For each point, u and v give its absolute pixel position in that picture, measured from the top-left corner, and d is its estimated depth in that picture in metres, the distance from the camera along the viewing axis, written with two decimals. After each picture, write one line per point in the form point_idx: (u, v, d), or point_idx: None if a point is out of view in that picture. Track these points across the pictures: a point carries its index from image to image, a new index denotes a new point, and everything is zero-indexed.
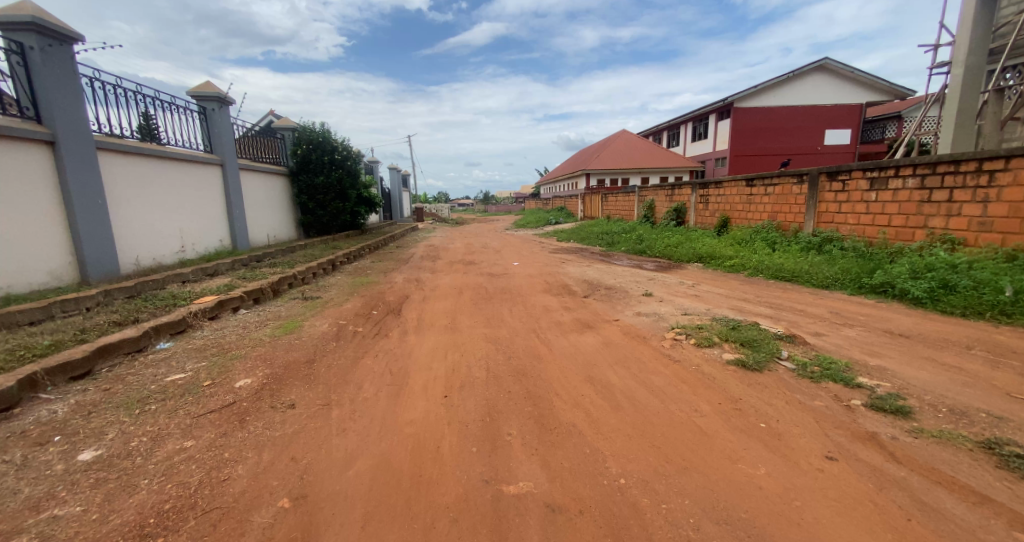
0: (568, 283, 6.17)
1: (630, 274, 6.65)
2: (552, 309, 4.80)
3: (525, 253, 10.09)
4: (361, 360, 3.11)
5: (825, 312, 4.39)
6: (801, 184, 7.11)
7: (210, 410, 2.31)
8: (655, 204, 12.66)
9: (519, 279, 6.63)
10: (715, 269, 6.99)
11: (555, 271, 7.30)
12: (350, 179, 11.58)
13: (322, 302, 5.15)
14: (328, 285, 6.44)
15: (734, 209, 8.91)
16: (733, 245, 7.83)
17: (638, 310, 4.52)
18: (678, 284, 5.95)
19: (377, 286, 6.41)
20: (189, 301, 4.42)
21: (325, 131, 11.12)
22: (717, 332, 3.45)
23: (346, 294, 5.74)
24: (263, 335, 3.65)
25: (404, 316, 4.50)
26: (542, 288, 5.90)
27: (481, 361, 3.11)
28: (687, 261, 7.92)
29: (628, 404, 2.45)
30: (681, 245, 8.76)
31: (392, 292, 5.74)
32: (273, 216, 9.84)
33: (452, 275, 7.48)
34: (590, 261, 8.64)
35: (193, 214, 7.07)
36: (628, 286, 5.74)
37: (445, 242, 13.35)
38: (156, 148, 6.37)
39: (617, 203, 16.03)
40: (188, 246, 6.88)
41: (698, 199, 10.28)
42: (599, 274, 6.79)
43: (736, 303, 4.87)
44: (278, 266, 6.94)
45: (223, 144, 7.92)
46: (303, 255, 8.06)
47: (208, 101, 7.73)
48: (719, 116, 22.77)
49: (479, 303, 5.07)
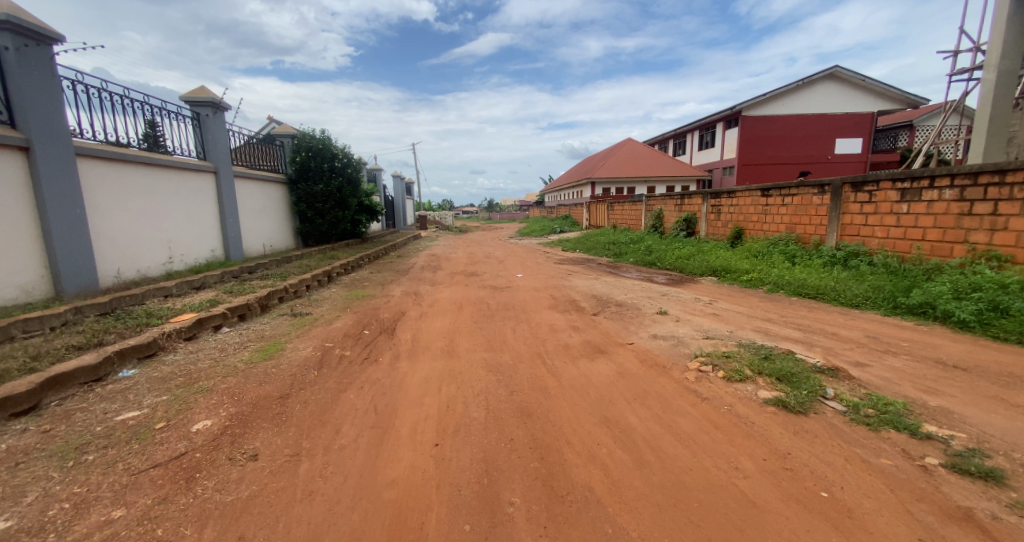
0: (576, 299, 5.78)
1: (641, 289, 6.26)
2: (558, 329, 4.41)
3: (530, 264, 9.72)
4: (343, 395, 2.73)
5: (862, 337, 3.98)
6: (822, 195, 6.71)
7: (154, 464, 1.95)
8: (664, 213, 12.27)
9: (524, 293, 6.25)
10: (731, 284, 6.58)
11: (562, 284, 6.91)
12: (350, 187, 11.29)
13: (312, 320, 4.78)
14: (321, 299, 6.08)
15: (749, 219, 8.52)
16: (750, 258, 7.43)
17: (654, 332, 4.12)
18: (694, 301, 5.54)
19: (372, 300, 6.05)
20: (165, 319, 4.07)
21: (325, 138, 10.85)
22: (748, 363, 3.04)
23: (339, 309, 5.38)
24: (238, 361, 3.28)
25: (398, 337, 4.12)
26: (548, 305, 5.51)
27: (480, 395, 2.72)
28: (700, 274, 7.51)
29: (654, 458, 2.05)
30: (693, 257, 8.35)
31: (387, 308, 5.37)
32: (270, 224, 9.54)
33: (453, 288, 7.11)
34: (598, 273, 8.26)
35: (183, 223, 6.76)
36: (640, 303, 5.34)
37: (447, 251, 13.02)
38: (145, 154, 6.08)
39: (624, 212, 15.67)
40: (176, 257, 6.56)
41: (710, 209, 9.89)
42: (608, 288, 6.40)
43: (760, 324, 4.46)
44: (270, 278, 6.60)
45: (217, 151, 7.64)
46: (299, 266, 7.74)
47: (202, 107, 7.46)
48: (727, 125, 22.43)
49: (480, 322, 4.68)
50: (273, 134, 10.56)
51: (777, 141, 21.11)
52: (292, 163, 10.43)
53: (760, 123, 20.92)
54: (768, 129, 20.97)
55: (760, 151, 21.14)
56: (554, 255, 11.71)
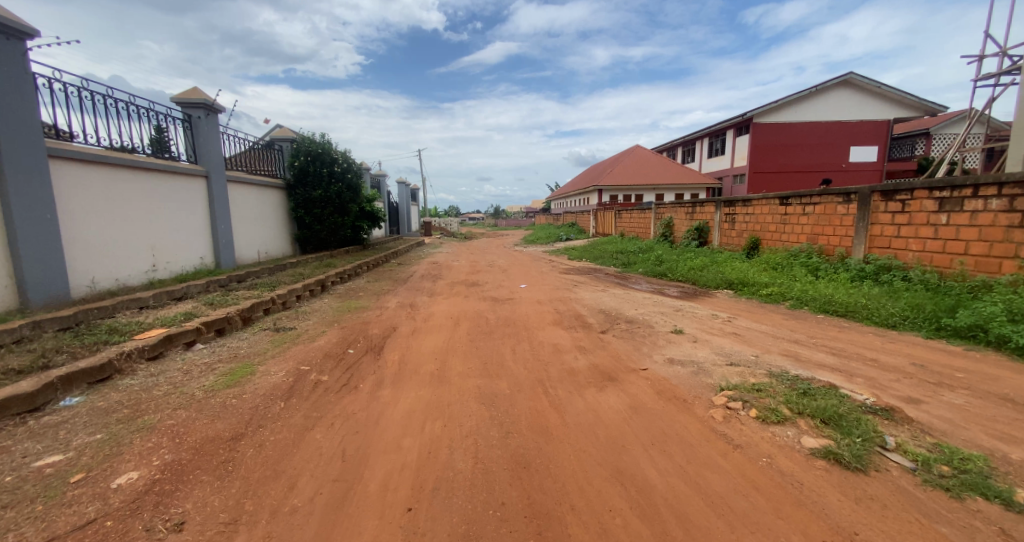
0: (583, 313, 5.36)
1: (653, 304, 5.82)
2: (563, 350, 3.98)
3: (534, 274, 9.30)
4: (308, 435, 2.32)
5: (906, 364, 3.54)
6: (847, 204, 6.26)
7: (51, 536, 1.54)
8: (674, 222, 11.84)
9: (526, 307, 5.84)
10: (750, 299, 6.14)
11: (568, 297, 6.48)
12: (350, 193, 10.97)
13: (293, 336, 4.39)
14: (310, 311, 5.70)
15: (766, 229, 8.06)
16: (768, 270, 6.97)
17: (670, 355, 3.69)
18: (711, 318, 5.08)
19: (364, 313, 5.67)
20: (129, 335, 3.69)
21: (325, 142, 10.56)
22: (785, 400, 2.60)
23: (326, 323, 5.00)
24: (198, 388, 2.87)
25: (384, 359, 3.71)
26: (551, 320, 5.09)
27: (469, 437, 2.31)
28: (715, 287, 7.07)
29: (681, 534, 1.63)
30: (707, 269, 7.90)
31: (379, 322, 4.97)
32: (266, 230, 9.24)
33: (452, 300, 6.71)
34: (605, 284, 7.83)
35: (170, 229, 6.44)
36: (653, 320, 4.91)
37: (450, 259, 12.66)
38: (129, 157, 5.78)
39: (632, 220, 15.25)
40: (161, 265, 6.23)
41: (723, 218, 9.45)
42: (617, 302, 5.97)
43: (787, 346, 4.02)
44: (258, 288, 6.24)
45: (210, 154, 7.33)
46: (292, 275, 7.39)
47: (195, 108, 7.16)
48: (738, 132, 21.99)
49: (477, 340, 4.26)
50: (272, 138, 10.28)
51: (789, 148, 20.66)
52: (291, 168, 10.13)
53: (772, 130, 20.48)
54: (780, 137, 20.53)
55: (771, 159, 20.69)
56: (559, 263, 11.30)
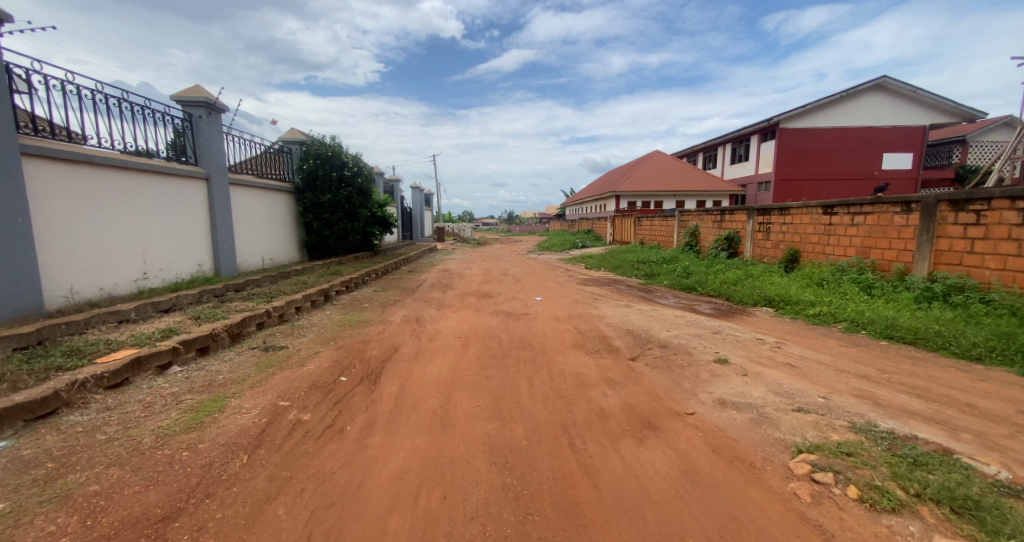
0: (607, 334, 4.78)
1: (686, 323, 5.21)
2: (588, 382, 3.41)
3: (551, 285, 8.74)
4: (266, 511, 1.80)
5: (1014, 411, 2.87)
6: (906, 213, 5.56)
7: None
8: (700, 230, 11.17)
9: (544, 324, 5.28)
10: (795, 320, 5.50)
11: (589, 313, 5.91)
12: (360, 198, 10.57)
13: (281, 357, 3.90)
14: (307, 325, 5.23)
15: (806, 240, 7.38)
16: (813, 288, 6.30)
17: (719, 395, 3.08)
18: (755, 344, 4.45)
19: (365, 328, 5.18)
20: (92, 358, 3.25)
21: (335, 144, 10.16)
22: (892, 473, 1.95)
23: (323, 340, 4.52)
24: (149, 433, 2.38)
25: (380, 391, 3.17)
26: (571, 342, 4.51)
27: (474, 523, 1.75)
28: (752, 304, 6.42)
29: None
30: (742, 284, 7.25)
31: (380, 341, 4.45)
32: (273, 236, 8.87)
33: (462, 314, 6.19)
34: (629, 298, 7.23)
35: (164, 235, 6.06)
36: (689, 345, 4.30)
37: (462, 267, 12.18)
38: (120, 158, 5.42)
39: (653, 227, 14.57)
40: (152, 272, 5.85)
41: (756, 227, 8.76)
42: (644, 320, 5.38)
43: (856, 385, 3.38)
44: (254, 298, 5.80)
45: (211, 155, 6.94)
46: (292, 283, 6.96)
47: (196, 107, 6.78)
48: (763, 138, 21.16)
49: (488, 366, 3.71)
50: (280, 140, 9.93)
51: (817, 155, 19.83)
52: (299, 171, 9.78)
53: (799, 136, 19.65)
54: (807, 143, 19.71)
55: (798, 166, 19.88)
56: (577, 273, 10.72)
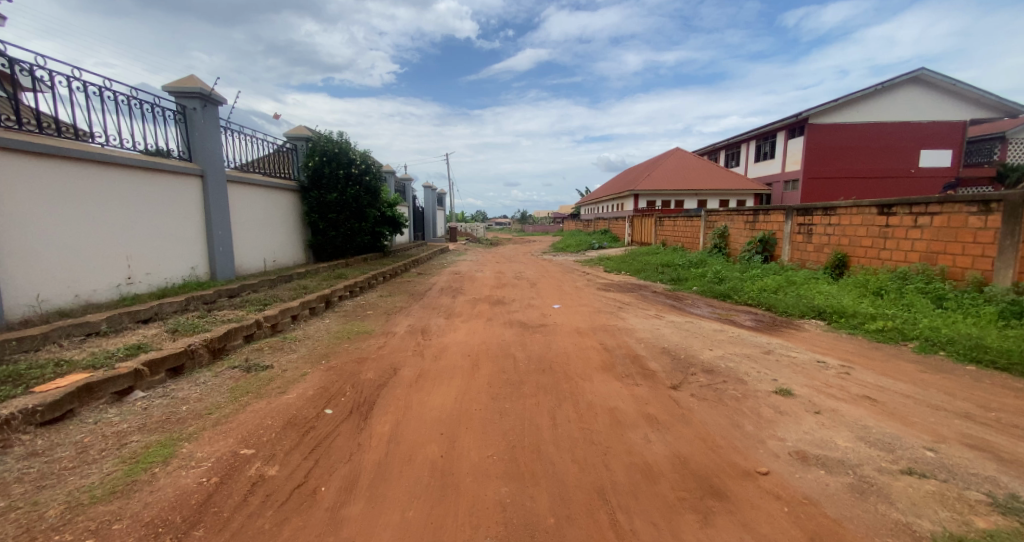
0: (640, 353, 4.15)
1: (729, 341, 4.54)
2: (625, 421, 2.79)
3: (569, 290, 8.09)
4: None
5: None
6: (986, 213, 4.85)
7: None
8: (729, 231, 10.41)
9: (565, 339, 4.67)
10: (854, 336, 4.81)
11: (614, 325, 5.27)
12: (368, 197, 10.03)
13: (261, 381, 3.36)
14: (302, 338, 4.68)
15: (857, 244, 6.61)
16: (870, 298, 5.57)
17: (795, 443, 2.44)
18: (816, 368, 3.77)
19: (364, 342, 4.62)
20: (32, 386, 2.74)
21: (342, 140, 9.65)
22: None
23: (315, 358, 3.97)
24: (61, 498, 1.83)
25: (369, 431, 2.60)
26: (598, 363, 3.89)
27: None
28: (800, 316, 5.71)
29: None
30: (785, 293, 6.53)
31: (378, 360, 3.89)
32: (276, 236, 8.40)
33: (473, 324, 5.61)
34: (657, 306, 6.58)
35: (152, 235, 5.61)
36: (740, 371, 3.64)
37: (474, 269, 11.60)
38: (101, 151, 4.97)
39: (675, 228, 13.81)
40: (138, 277, 5.39)
41: (796, 228, 8.00)
42: (680, 335, 4.73)
43: (964, 429, 2.72)
44: (246, 306, 5.30)
45: (206, 150, 6.45)
46: (291, 289, 6.46)
47: (189, 99, 6.30)
48: (791, 134, 20.14)
49: (501, 396, 3.10)
50: (286, 136, 9.46)
51: (848, 152, 18.82)
52: (304, 169, 9.28)
53: (829, 132, 18.63)
54: (838, 139, 18.69)
55: (828, 164, 18.89)
56: (596, 277, 10.05)
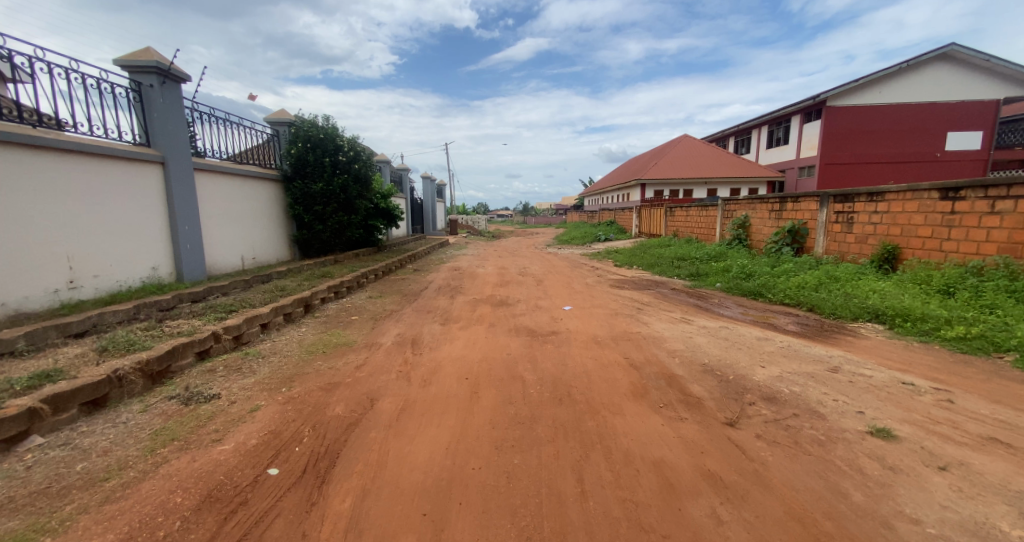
0: (678, 372, 3.37)
1: (782, 355, 3.77)
2: (680, 486, 2.02)
3: (579, 288, 7.31)
4: None
5: None
6: None
7: None
8: (751, 221, 9.60)
9: (584, 352, 3.89)
10: (930, 346, 4.05)
11: (638, 332, 4.49)
12: (358, 187, 9.21)
13: (196, 422, 2.56)
14: (268, 354, 3.90)
15: (911, 234, 5.82)
16: (937, 298, 4.80)
17: (943, 532, 1.70)
18: (905, 395, 3.00)
19: (342, 357, 3.85)
20: None
21: (329, 125, 8.82)
22: None
23: (276, 383, 3.18)
24: None
25: (322, 510, 1.83)
26: (627, 388, 3.11)
27: None
28: (853, 320, 4.96)
29: None
30: (829, 291, 5.74)
31: (352, 387, 3.12)
32: (255, 231, 7.61)
33: (473, 331, 4.84)
34: (683, 307, 5.81)
35: (102, 231, 4.80)
36: (812, 400, 2.87)
37: (475, 265, 10.81)
38: (32, 133, 4.16)
39: (688, 218, 12.99)
40: (83, 280, 4.60)
41: (833, 217, 7.19)
42: (721, 347, 3.96)
43: None
44: (209, 312, 4.51)
45: (168, 133, 5.56)
46: (267, 291, 5.67)
47: (145, 74, 5.37)
48: (807, 118, 19.17)
49: (508, 445, 2.31)
50: (267, 122, 8.64)
51: (868, 137, 17.91)
52: (287, 157, 8.45)
53: (848, 115, 17.71)
54: (857, 123, 17.77)
55: (846, 149, 18.01)
56: (607, 272, 9.25)
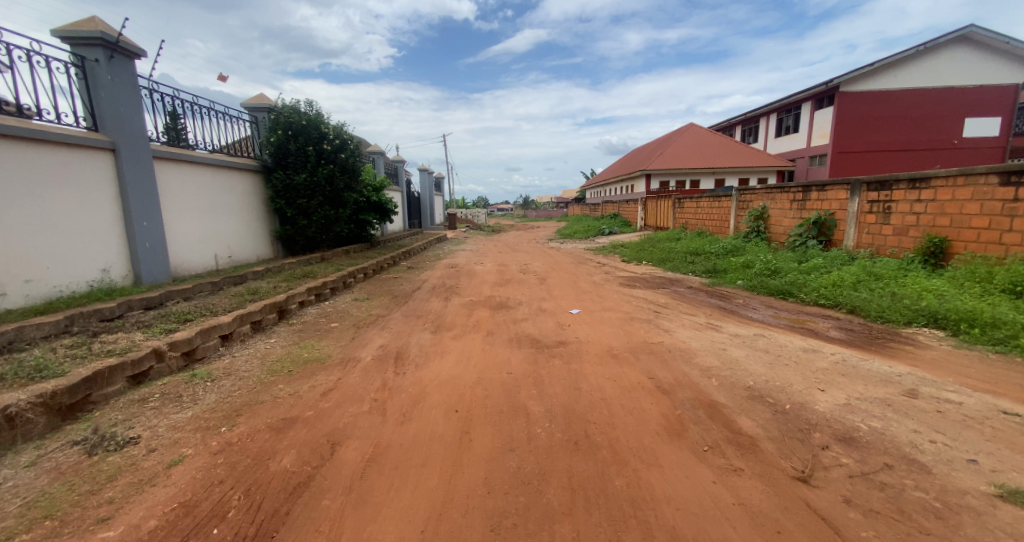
0: (720, 401, 2.71)
1: (840, 375, 3.11)
2: None
3: (587, 287, 6.65)
4: None
5: None
6: None
7: None
8: (770, 212, 8.90)
9: (600, 370, 3.23)
10: (1012, 358, 3.37)
11: (661, 343, 3.83)
12: (345, 178, 8.51)
13: (87, 490, 1.90)
14: (221, 375, 3.23)
15: (962, 224, 5.15)
16: (1006, 299, 4.14)
17: None
18: (1016, 430, 2.32)
19: (308, 379, 3.18)
20: None
21: (312, 112, 8.09)
22: None
23: (217, 419, 2.50)
24: None
25: None
26: (658, 425, 2.45)
27: None
28: (906, 324, 4.31)
29: None
30: (874, 291, 5.07)
31: (311, 424, 2.45)
32: (231, 226, 6.91)
33: (468, 340, 4.19)
34: (706, 310, 5.14)
35: (36, 230, 4.11)
36: (902, 441, 2.21)
37: (473, 262, 10.13)
38: None
39: (699, 210, 12.29)
40: (9, 286, 3.92)
41: (867, 206, 6.49)
42: (764, 363, 3.30)
43: None
44: (159, 322, 3.83)
45: (119, 116, 4.83)
46: (235, 296, 4.98)
47: (88, 48, 4.64)
48: (818, 105, 18.40)
49: (511, 530, 1.64)
50: (244, 108, 7.93)
51: (882, 124, 17.15)
52: (267, 146, 7.74)
53: (861, 102, 16.94)
54: (872, 110, 17.00)
55: (860, 137, 17.25)
56: (615, 269, 8.57)
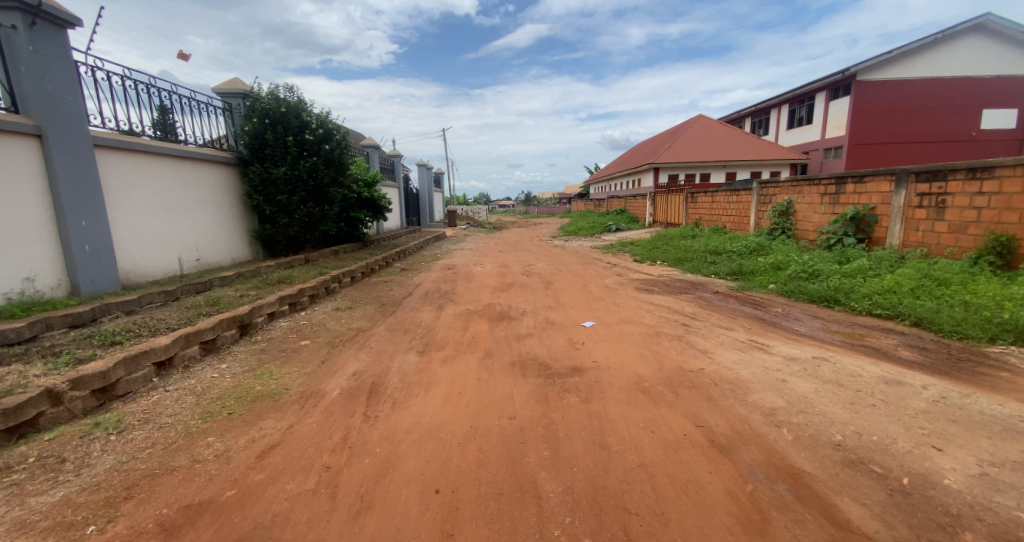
0: (805, 471, 1.94)
1: (950, 423, 2.35)
2: None
3: (599, 293, 5.87)
4: None
5: None
6: None
7: None
8: (797, 207, 8.10)
9: (630, 414, 2.46)
10: None
11: (699, 371, 3.06)
12: (330, 172, 7.74)
13: None
14: (134, 422, 2.44)
15: None
16: None
17: None
18: None
19: (247, 428, 2.41)
20: None
21: (293, 98, 7.31)
22: None
23: (91, 508, 1.71)
24: None
25: None
26: (726, 516, 1.69)
27: None
28: (990, 341, 3.54)
29: None
30: (940, 299, 4.29)
31: (227, 514, 1.68)
32: (198, 224, 6.15)
33: (461, 364, 3.42)
34: (743, 322, 4.36)
35: None
36: None
37: (472, 262, 9.36)
38: None
39: (714, 206, 11.46)
40: None
41: (913, 200, 5.72)
42: (840, 403, 2.54)
43: None
44: (76, 346, 3.05)
45: (47, 96, 4.02)
46: (187, 309, 4.21)
47: (4, 12, 3.79)
48: (834, 94, 17.51)
49: None
50: (217, 93, 7.14)
51: (903, 113, 16.29)
52: (241, 135, 6.97)
53: (882, 90, 16.05)
54: (892, 99, 16.13)
55: (880, 127, 16.39)
56: (628, 270, 7.79)
